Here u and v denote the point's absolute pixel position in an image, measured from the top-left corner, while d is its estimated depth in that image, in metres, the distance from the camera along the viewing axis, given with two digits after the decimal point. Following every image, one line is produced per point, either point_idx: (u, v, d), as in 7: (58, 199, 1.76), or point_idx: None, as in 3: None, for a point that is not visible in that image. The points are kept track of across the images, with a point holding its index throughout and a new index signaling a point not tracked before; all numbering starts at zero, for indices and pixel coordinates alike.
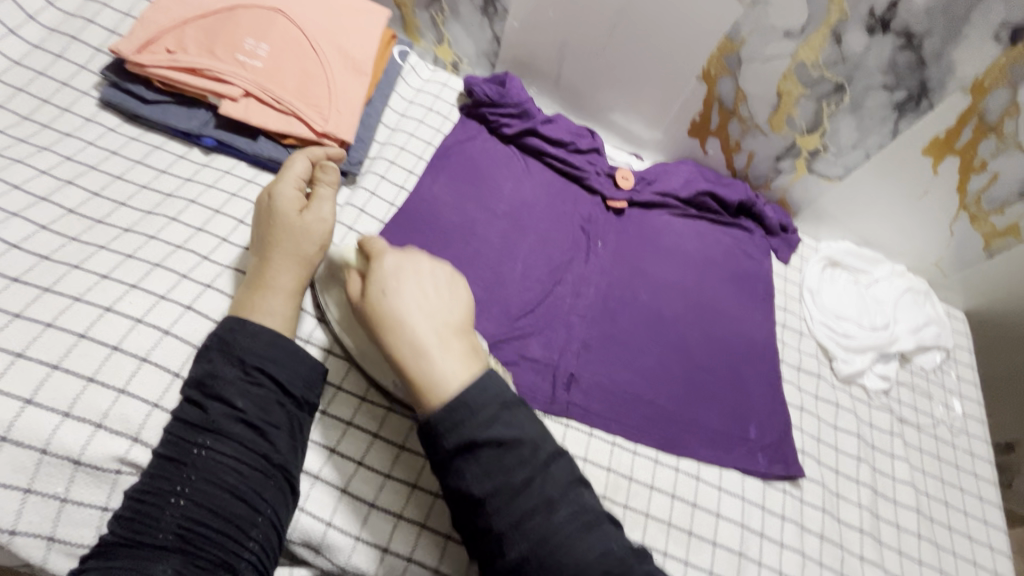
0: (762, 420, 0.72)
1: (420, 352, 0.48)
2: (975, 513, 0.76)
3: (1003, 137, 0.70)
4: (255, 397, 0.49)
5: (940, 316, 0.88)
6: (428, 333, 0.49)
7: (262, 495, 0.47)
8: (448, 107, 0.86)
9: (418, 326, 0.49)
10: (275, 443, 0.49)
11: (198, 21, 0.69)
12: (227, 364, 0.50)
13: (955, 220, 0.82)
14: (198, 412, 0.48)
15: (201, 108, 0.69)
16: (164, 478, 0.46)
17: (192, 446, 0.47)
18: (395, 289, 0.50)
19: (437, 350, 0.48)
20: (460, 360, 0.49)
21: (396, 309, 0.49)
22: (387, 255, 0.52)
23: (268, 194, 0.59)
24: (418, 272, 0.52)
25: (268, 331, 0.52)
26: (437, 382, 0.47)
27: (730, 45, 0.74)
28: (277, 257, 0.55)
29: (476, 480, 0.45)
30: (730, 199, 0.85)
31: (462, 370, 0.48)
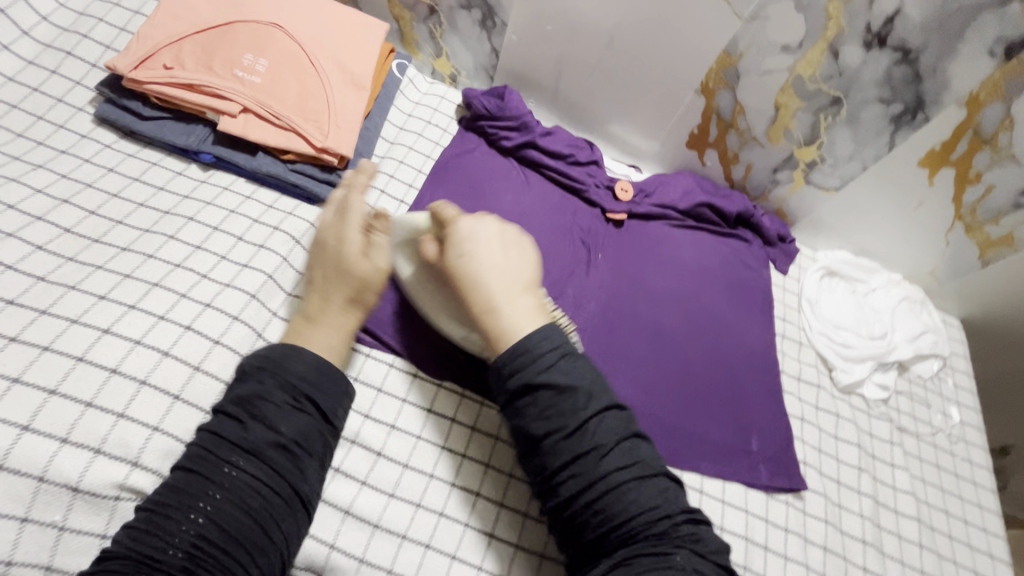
0: (764, 432, 0.72)
1: (492, 306, 0.52)
2: (975, 521, 0.76)
3: (998, 149, 0.71)
4: (297, 424, 0.50)
5: (936, 325, 0.89)
6: (498, 287, 0.52)
7: (280, 524, 0.47)
8: (447, 120, 0.86)
9: (491, 280, 0.52)
10: (304, 473, 0.50)
11: (196, 36, 0.69)
12: (275, 385, 0.50)
13: (950, 230, 0.83)
14: (234, 430, 0.48)
15: (198, 124, 0.68)
16: (186, 493, 0.45)
17: (224, 464, 0.47)
18: (467, 246, 0.54)
19: (507, 302, 0.52)
20: (530, 311, 0.52)
21: (471, 268, 0.53)
22: (460, 218, 0.55)
23: (335, 234, 0.59)
24: (488, 234, 0.55)
25: (316, 357, 0.53)
26: (508, 330, 0.50)
27: (728, 59, 0.75)
28: (333, 300, 0.57)
29: (533, 420, 0.48)
30: (728, 210, 0.85)
31: (530, 323, 0.51)
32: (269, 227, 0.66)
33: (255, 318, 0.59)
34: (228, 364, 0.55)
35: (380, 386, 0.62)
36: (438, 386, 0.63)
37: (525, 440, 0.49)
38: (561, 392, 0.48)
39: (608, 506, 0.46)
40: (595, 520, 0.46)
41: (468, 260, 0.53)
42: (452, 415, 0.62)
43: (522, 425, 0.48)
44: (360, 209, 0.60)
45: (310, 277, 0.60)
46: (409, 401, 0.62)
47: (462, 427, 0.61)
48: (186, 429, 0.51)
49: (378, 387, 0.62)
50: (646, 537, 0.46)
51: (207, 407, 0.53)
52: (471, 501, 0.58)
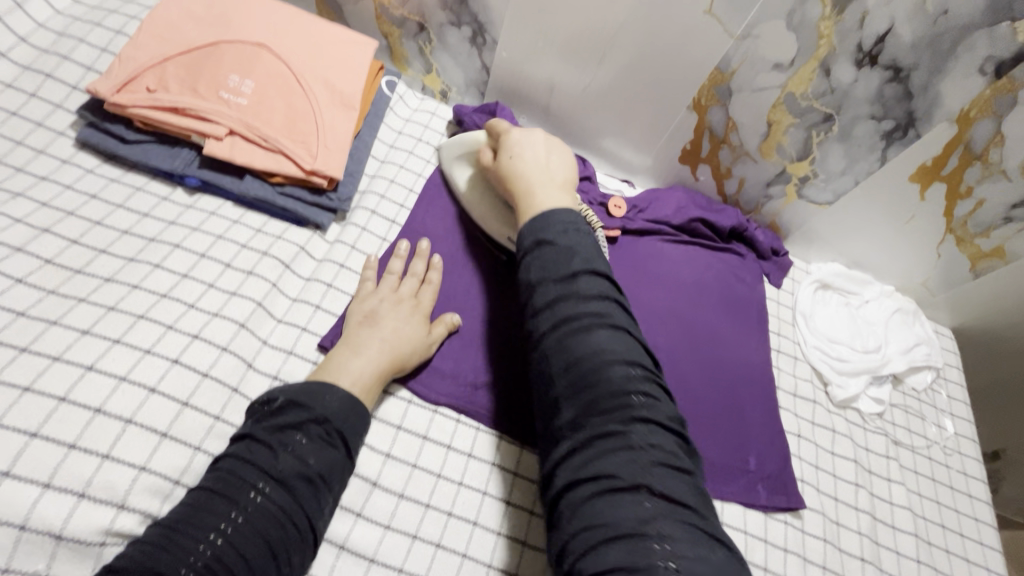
0: (762, 450, 0.72)
1: (530, 190, 0.62)
2: (971, 534, 0.76)
3: (988, 164, 0.71)
4: (326, 458, 0.51)
5: (929, 336, 0.89)
6: (538, 177, 0.63)
7: (292, 559, 0.47)
8: (438, 136, 0.85)
9: (533, 170, 0.64)
10: (322, 509, 0.50)
11: (180, 58, 0.67)
12: (310, 416, 0.51)
13: (942, 243, 0.83)
14: (265, 455, 0.49)
15: (183, 147, 0.67)
16: (207, 512, 0.45)
17: (250, 489, 0.47)
18: (517, 146, 0.66)
19: (542, 189, 0.62)
20: (561, 196, 0.62)
21: (518, 164, 0.65)
22: (515, 132, 0.68)
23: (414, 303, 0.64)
24: (536, 145, 0.67)
25: (350, 395, 0.54)
26: (539, 205, 0.60)
27: (720, 76, 0.75)
28: (389, 351, 0.59)
29: (529, 266, 0.55)
30: (721, 225, 0.85)
31: (557, 203, 0.60)
32: (258, 252, 0.65)
33: (244, 348, 0.58)
34: (217, 397, 0.54)
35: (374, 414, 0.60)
36: (433, 411, 0.62)
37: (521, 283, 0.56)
38: (556, 247, 0.55)
39: (576, 354, 0.50)
40: (562, 365, 0.50)
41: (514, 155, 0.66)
42: (448, 442, 0.61)
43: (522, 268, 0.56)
44: (430, 299, 0.66)
45: (366, 315, 0.61)
46: (403, 429, 0.60)
47: (457, 453, 0.60)
48: (173, 468, 0.49)
49: (412, 431, 0.60)
50: (605, 395, 0.48)
51: (196, 443, 0.51)
52: (469, 530, 0.57)
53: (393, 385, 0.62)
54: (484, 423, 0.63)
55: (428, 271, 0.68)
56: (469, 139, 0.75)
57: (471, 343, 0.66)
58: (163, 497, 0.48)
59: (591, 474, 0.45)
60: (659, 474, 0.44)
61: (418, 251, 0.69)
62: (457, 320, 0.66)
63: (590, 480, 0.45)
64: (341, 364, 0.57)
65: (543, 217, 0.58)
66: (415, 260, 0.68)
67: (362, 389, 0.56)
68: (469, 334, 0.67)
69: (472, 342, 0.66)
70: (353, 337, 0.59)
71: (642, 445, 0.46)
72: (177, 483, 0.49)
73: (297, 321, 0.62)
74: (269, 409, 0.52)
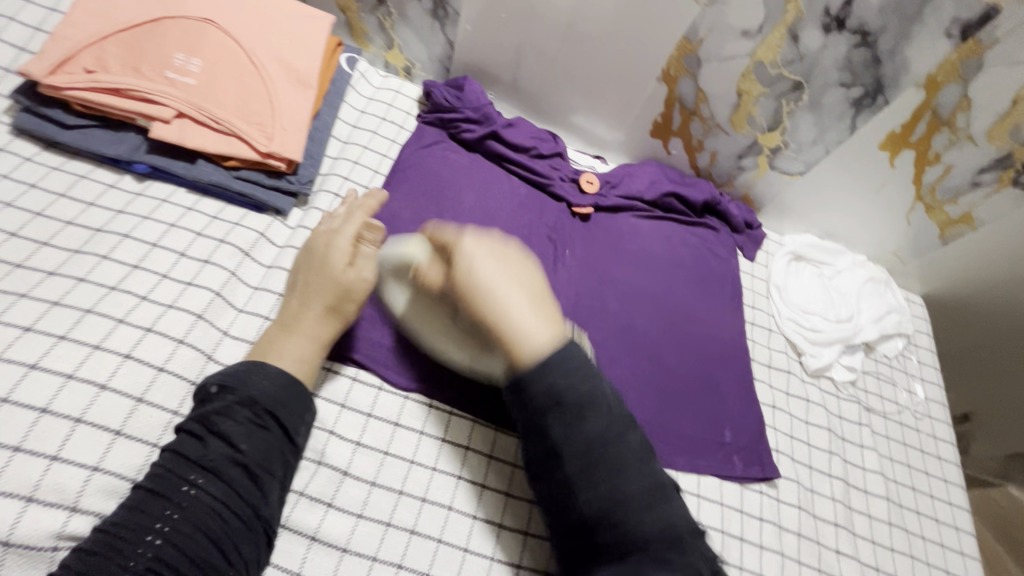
0: (737, 423, 0.72)
1: (506, 314, 0.48)
2: (941, 496, 0.78)
3: (955, 130, 0.71)
4: (258, 441, 0.49)
5: (900, 304, 0.90)
6: (516, 301, 0.49)
7: (239, 549, 0.45)
8: (403, 115, 0.82)
9: (507, 299, 0.49)
10: (265, 494, 0.48)
11: (120, 35, 0.63)
12: (235, 400, 0.49)
13: (912, 210, 0.83)
14: (196, 446, 0.47)
15: (130, 132, 0.63)
16: (142, 512, 0.44)
17: (182, 483, 0.46)
18: (476, 259, 0.50)
19: (522, 312, 0.49)
20: (544, 324, 0.49)
21: (482, 278, 0.49)
22: (465, 238, 0.51)
23: (325, 241, 0.60)
24: (497, 250, 0.51)
25: (283, 374, 0.52)
26: (532, 341, 0.48)
27: (689, 46, 0.73)
28: (313, 305, 0.57)
29: (545, 393, 0.47)
30: (695, 199, 0.84)
31: (545, 330, 0.48)
32: (214, 240, 0.62)
33: (202, 340, 0.55)
34: (174, 392, 0.52)
35: (342, 402, 0.58)
36: (405, 397, 0.61)
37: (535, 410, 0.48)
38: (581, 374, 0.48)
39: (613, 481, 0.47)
40: (601, 485, 0.47)
41: (476, 280, 0.49)
42: (420, 427, 0.60)
43: (533, 402, 0.47)
44: (351, 232, 0.60)
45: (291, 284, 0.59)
46: (374, 416, 0.59)
47: (430, 439, 0.59)
48: (129, 466, 0.47)
49: (382, 418, 0.59)
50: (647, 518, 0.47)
51: (154, 440, 0.49)
52: (444, 515, 0.56)
53: (338, 363, 0.60)
54: (457, 407, 0.61)
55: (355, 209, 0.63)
56: (398, 246, 0.58)
57: None
58: (120, 497, 0.47)
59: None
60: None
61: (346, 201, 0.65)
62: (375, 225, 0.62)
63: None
64: (297, 352, 0.55)
65: (545, 367, 0.47)
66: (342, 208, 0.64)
67: (297, 362, 0.54)
68: None
69: None
70: (285, 316, 0.57)
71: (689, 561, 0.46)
72: (135, 481, 0.47)
73: (259, 311, 0.60)
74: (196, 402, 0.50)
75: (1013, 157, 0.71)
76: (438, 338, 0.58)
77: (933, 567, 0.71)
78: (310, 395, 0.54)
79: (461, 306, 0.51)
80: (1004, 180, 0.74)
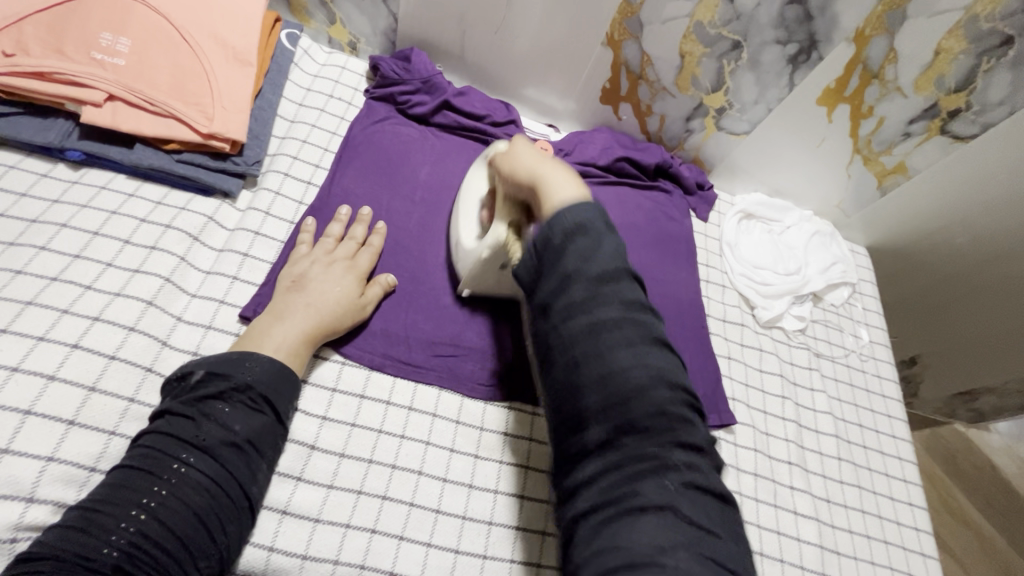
0: (694, 375, 0.75)
1: (539, 177, 0.54)
2: (885, 430, 0.83)
3: (885, 83, 0.75)
4: (252, 424, 0.49)
5: (845, 255, 0.95)
6: (550, 164, 0.55)
7: (225, 527, 0.46)
8: (351, 92, 0.81)
9: (541, 167, 0.55)
10: (255, 475, 0.49)
11: (39, 16, 0.60)
12: (231, 385, 0.50)
13: (851, 164, 0.87)
14: (188, 426, 0.47)
15: (59, 118, 0.61)
16: (128, 489, 0.44)
17: (173, 462, 0.45)
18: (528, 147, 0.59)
19: (553, 178, 0.53)
20: (569, 183, 0.52)
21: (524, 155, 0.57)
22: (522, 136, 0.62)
23: (344, 259, 0.63)
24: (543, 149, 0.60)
25: (276, 362, 0.53)
26: (552, 193, 0.51)
27: (630, 9, 0.74)
28: (308, 302, 0.58)
29: (572, 260, 0.46)
30: (647, 162, 0.86)
31: (572, 187, 0.52)
32: (161, 226, 0.61)
33: (155, 327, 0.54)
34: (128, 379, 0.51)
35: (307, 380, 0.58)
36: (369, 371, 0.61)
37: (555, 285, 0.47)
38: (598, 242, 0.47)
39: (610, 382, 0.44)
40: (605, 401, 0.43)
41: (522, 155, 0.58)
42: (386, 398, 0.60)
43: (557, 263, 0.47)
44: (369, 260, 0.64)
45: (295, 280, 0.60)
46: (339, 390, 0.59)
47: (398, 408, 0.60)
48: (86, 455, 0.47)
49: (346, 394, 0.59)
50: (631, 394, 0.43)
51: (111, 428, 0.49)
52: (415, 479, 0.57)
53: (325, 350, 0.61)
54: (421, 378, 0.62)
55: (369, 235, 0.67)
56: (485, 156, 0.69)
57: (402, 300, 0.65)
58: (79, 486, 0.46)
59: (613, 498, 0.41)
60: (687, 500, 0.41)
61: (358, 215, 0.67)
62: (393, 280, 0.65)
63: (613, 502, 0.41)
64: (261, 331, 0.55)
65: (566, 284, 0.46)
66: (355, 225, 0.66)
67: (288, 353, 0.54)
68: (399, 292, 0.66)
69: (403, 303, 0.65)
70: (278, 304, 0.57)
71: (675, 471, 0.42)
72: (94, 469, 0.47)
73: (214, 294, 0.59)
74: (187, 383, 0.49)
75: (939, 106, 0.75)
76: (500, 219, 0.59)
77: (879, 496, 0.77)
78: (299, 381, 0.55)
79: (510, 178, 0.57)
80: (932, 129, 0.78)
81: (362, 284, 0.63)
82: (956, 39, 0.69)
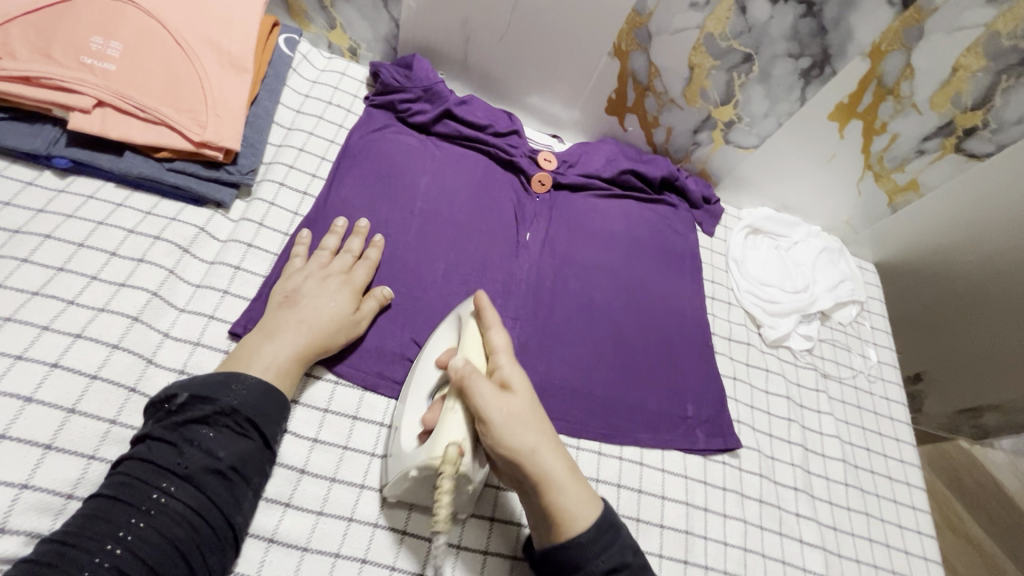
0: (699, 396, 0.73)
1: (552, 488, 0.48)
2: (893, 454, 0.81)
3: (900, 99, 0.73)
4: (238, 450, 0.47)
5: (854, 272, 0.93)
6: (558, 457, 0.49)
7: (206, 560, 0.43)
8: (350, 99, 0.79)
9: (553, 469, 0.48)
10: (239, 503, 0.46)
11: (26, 18, 0.58)
12: (216, 409, 0.47)
13: (862, 180, 0.85)
14: (169, 453, 0.45)
15: (47, 124, 0.59)
16: (104, 520, 0.41)
17: (152, 491, 0.43)
18: (522, 394, 0.50)
19: (568, 493, 0.48)
20: (582, 496, 0.49)
21: (523, 437, 0.48)
22: (506, 371, 0.51)
23: (340, 273, 0.61)
24: (535, 407, 0.50)
25: (265, 384, 0.50)
26: (570, 516, 0.48)
27: (638, 19, 0.72)
28: (300, 320, 0.55)
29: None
30: (653, 175, 0.84)
31: (586, 505, 0.49)
32: (150, 237, 0.58)
33: (140, 343, 0.52)
34: (110, 400, 0.49)
35: (299, 400, 0.56)
36: (363, 390, 0.59)
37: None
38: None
39: None
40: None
41: (519, 417, 0.49)
42: (380, 420, 0.58)
43: None
44: (365, 274, 0.62)
45: (288, 295, 0.57)
46: (331, 411, 0.57)
47: (392, 431, 0.58)
48: (64, 481, 0.45)
49: (338, 415, 0.57)
50: None
51: (90, 452, 0.47)
52: (407, 507, 0.55)
53: (318, 368, 0.58)
54: None
55: (365, 248, 0.65)
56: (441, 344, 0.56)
57: (398, 316, 0.63)
58: (55, 514, 0.44)
59: None
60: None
61: (355, 228, 0.65)
62: (389, 294, 0.62)
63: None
64: (251, 350, 0.53)
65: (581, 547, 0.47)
66: (352, 238, 0.64)
67: (279, 374, 0.52)
68: (396, 308, 0.63)
69: (401, 319, 0.63)
70: (270, 321, 0.55)
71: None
72: (71, 496, 0.45)
73: (203, 309, 0.57)
74: (171, 407, 0.47)
75: (955, 124, 0.73)
76: (453, 434, 0.48)
77: (887, 523, 0.74)
78: (288, 403, 0.52)
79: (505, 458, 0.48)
80: (947, 146, 0.76)
81: (358, 298, 0.61)
82: (974, 56, 0.66)
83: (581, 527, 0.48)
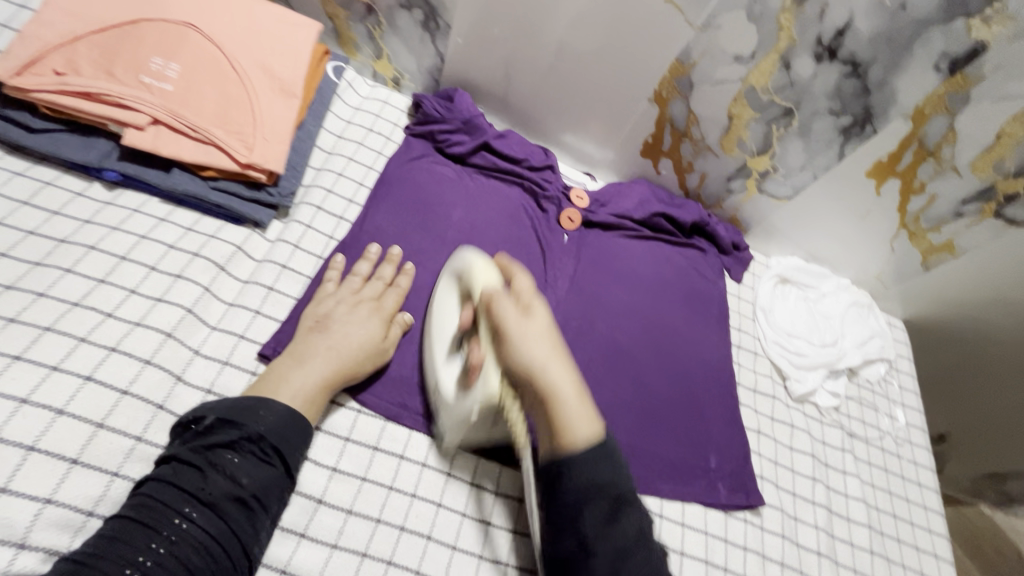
0: (723, 449, 0.71)
1: (558, 401, 0.48)
2: (921, 523, 0.78)
3: (941, 161, 0.72)
4: (261, 478, 0.46)
5: (882, 328, 0.91)
6: (568, 374, 0.50)
7: None
8: (390, 127, 0.80)
9: (561, 385, 0.49)
10: (257, 533, 0.46)
11: (94, 37, 0.60)
12: (243, 435, 0.47)
13: (895, 238, 0.84)
14: (194, 477, 0.45)
15: (100, 138, 0.60)
16: (124, 544, 0.41)
17: (174, 516, 0.43)
18: (541, 310, 0.52)
19: (570, 411, 0.48)
20: (583, 414, 0.49)
21: (536, 357, 0.49)
22: (523, 300, 0.53)
23: (371, 300, 0.61)
24: (549, 333, 0.51)
25: (292, 412, 0.50)
26: (570, 426, 0.48)
27: (681, 68, 0.73)
28: (327, 347, 0.55)
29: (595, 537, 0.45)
30: (684, 219, 0.84)
31: (586, 425, 0.48)
32: (188, 253, 0.59)
33: (171, 360, 0.52)
34: (138, 416, 0.49)
35: (321, 427, 0.56)
36: (385, 421, 0.59)
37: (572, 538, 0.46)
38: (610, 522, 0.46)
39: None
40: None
41: (536, 338, 0.50)
42: (400, 451, 0.58)
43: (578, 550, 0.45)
44: (394, 302, 0.62)
45: (319, 320, 0.58)
46: (352, 440, 0.56)
47: (411, 463, 0.57)
48: (85, 498, 0.44)
49: (358, 444, 0.57)
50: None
51: (114, 469, 0.46)
52: (422, 545, 0.53)
53: (342, 396, 0.58)
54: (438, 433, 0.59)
55: (397, 276, 0.65)
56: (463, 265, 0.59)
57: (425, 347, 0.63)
58: (74, 531, 0.43)
59: None
60: None
61: (388, 255, 0.66)
62: (409, 318, 0.63)
63: None
64: (279, 376, 0.53)
65: (575, 464, 0.47)
66: (384, 265, 0.65)
67: (304, 402, 0.52)
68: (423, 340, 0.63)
69: None
70: (300, 346, 0.55)
71: None
72: (91, 515, 0.44)
73: (234, 329, 0.57)
74: (199, 428, 0.47)
75: (995, 189, 0.72)
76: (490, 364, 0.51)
77: None
78: (312, 431, 0.52)
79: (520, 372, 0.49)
80: (986, 211, 0.75)
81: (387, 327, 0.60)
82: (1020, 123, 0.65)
83: (580, 441, 0.47)
